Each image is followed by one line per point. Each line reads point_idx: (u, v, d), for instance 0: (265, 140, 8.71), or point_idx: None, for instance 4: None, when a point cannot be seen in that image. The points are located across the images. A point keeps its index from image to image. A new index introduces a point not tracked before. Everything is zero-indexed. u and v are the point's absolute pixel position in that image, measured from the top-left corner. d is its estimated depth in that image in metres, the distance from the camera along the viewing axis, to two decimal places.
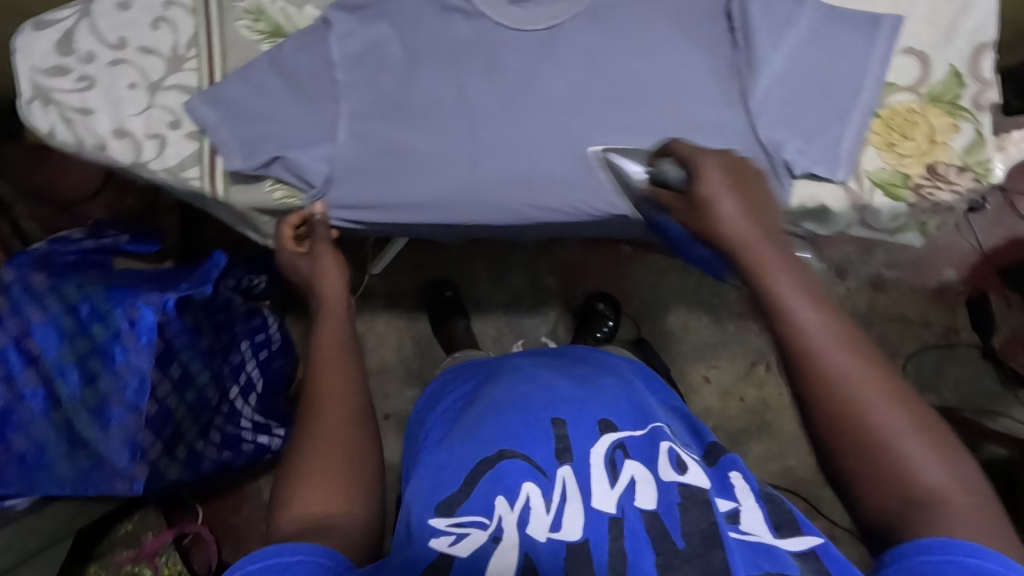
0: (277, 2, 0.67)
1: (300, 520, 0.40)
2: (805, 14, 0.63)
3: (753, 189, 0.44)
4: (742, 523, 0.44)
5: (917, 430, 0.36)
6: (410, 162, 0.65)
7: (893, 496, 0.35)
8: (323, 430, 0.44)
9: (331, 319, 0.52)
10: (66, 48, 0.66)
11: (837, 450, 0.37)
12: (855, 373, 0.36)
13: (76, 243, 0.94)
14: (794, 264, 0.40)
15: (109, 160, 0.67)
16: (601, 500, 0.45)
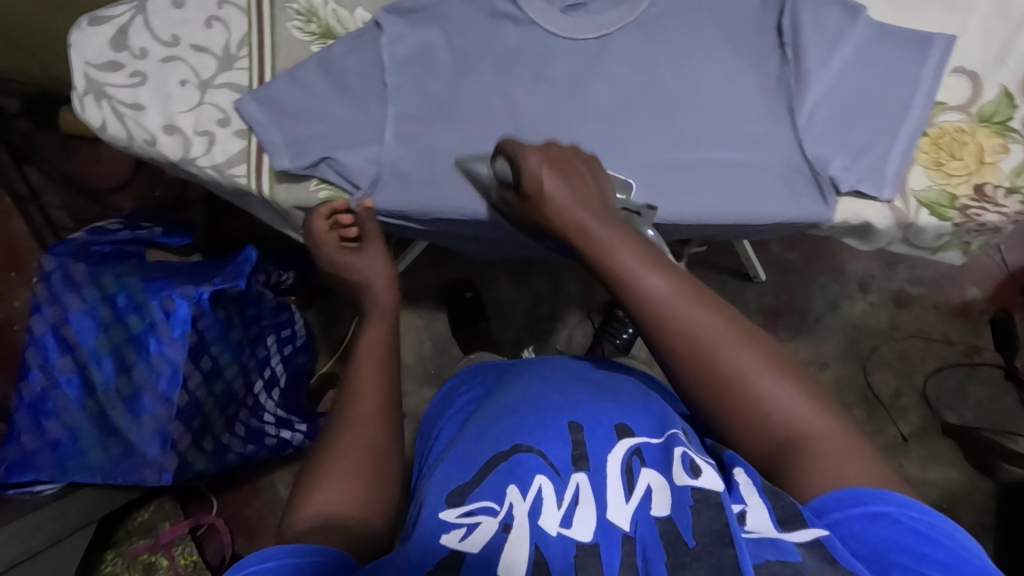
0: (329, 4, 0.68)
1: (314, 514, 0.41)
2: (857, 29, 0.62)
3: (574, 171, 0.53)
4: (749, 523, 0.37)
5: (760, 370, 0.43)
6: (456, 166, 0.65)
7: (764, 434, 0.42)
8: (356, 428, 0.46)
9: (380, 329, 0.55)
10: (121, 44, 0.68)
11: (704, 399, 0.44)
12: (689, 324, 0.44)
13: (111, 234, 0.96)
14: (631, 242, 0.48)
15: (158, 156, 0.68)
16: (615, 509, 0.40)
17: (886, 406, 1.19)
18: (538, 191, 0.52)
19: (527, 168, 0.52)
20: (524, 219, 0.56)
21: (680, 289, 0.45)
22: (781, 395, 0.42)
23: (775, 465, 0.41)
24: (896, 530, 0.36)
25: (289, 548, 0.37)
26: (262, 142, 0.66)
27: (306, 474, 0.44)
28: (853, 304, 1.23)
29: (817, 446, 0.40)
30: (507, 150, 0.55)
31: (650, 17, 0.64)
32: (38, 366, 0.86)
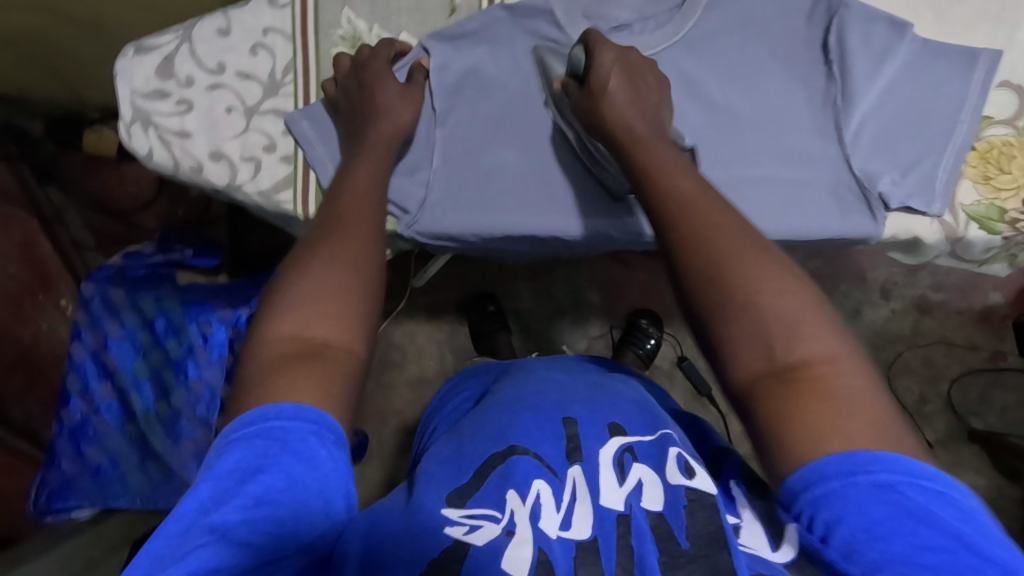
0: (374, 29, 0.68)
1: (289, 332, 0.42)
2: (904, 44, 0.63)
3: (636, 72, 0.57)
4: (744, 537, 0.41)
5: (775, 290, 0.41)
6: (499, 183, 0.67)
7: (762, 352, 0.40)
8: (338, 254, 0.46)
9: (348, 207, 0.50)
10: (166, 72, 0.68)
11: (705, 302, 0.42)
12: (706, 225, 0.44)
13: (148, 259, 0.96)
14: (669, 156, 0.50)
15: (204, 183, 0.69)
16: (608, 497, 0.44)
17: (911, 413, 1.19)
18: (602, 83, 0.55)
19: (601, 61, 0.56)
20: (579, 117, 0.58)
21: (706, 194, 0.46)
22: (790, 309, 0.40)
23: (765, 384, 0.39)
24: (902, 500, 0.35)
25: (275, 405, 0.38)
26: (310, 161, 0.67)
27: (280, 289, 0.44)
28: (876, 311, 1.22)
29: (821, 377, 0.38)
30: (591, 41, 0.58)
31: (695, 37, 0.65)
32: (78, 393, 0.86)
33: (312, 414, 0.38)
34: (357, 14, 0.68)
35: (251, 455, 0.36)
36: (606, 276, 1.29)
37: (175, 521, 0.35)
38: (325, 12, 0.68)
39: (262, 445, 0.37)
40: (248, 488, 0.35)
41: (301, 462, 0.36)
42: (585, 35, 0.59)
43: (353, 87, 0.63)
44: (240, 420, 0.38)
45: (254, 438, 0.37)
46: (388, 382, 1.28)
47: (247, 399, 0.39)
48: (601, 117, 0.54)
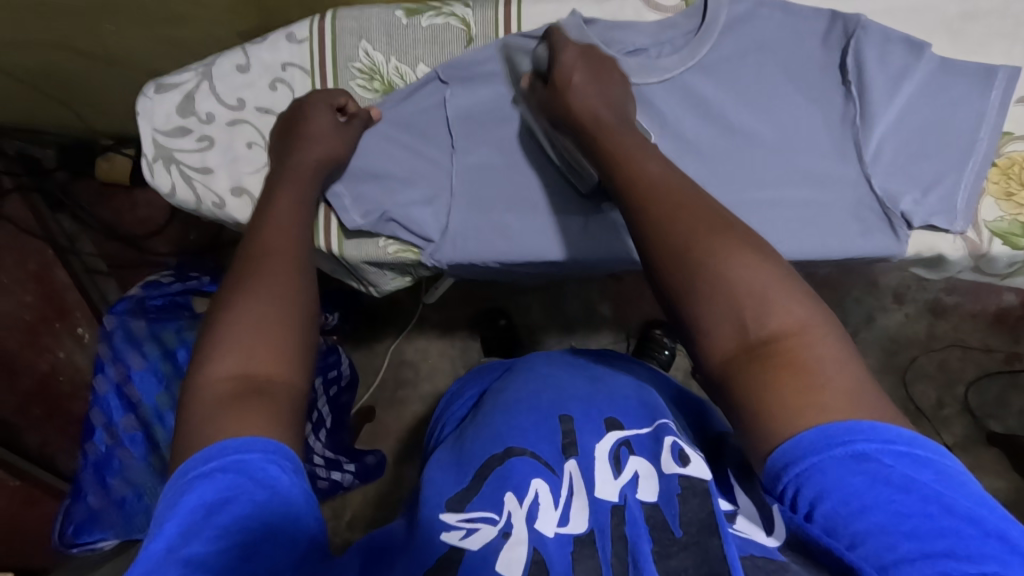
0: (391, 61, 0.68)
1: (227, 372, 0.41)
2: (920, 65, 0.63)
3: (602, 66, 0.60)
4: (737, 523, 0.40)
5: (747, 267, 0.41)
6: (515, 206, 0.67)
7: (731, 329, 0.39)
8: (271, 283, 0.46)
9: (275, 235, 0.51)
10: (188, 110, 0.69)
11: (679, 286, 0.42)
12: (667, 211, 0.45)
13: (165, 287, 0.90)
14: (641, 144, 0.52)
15: (225, 218, 0.70)
16: (603, 489, 0.44)
17: (928, 417, 1.19)
18: (566, 80, 0.58)
19: (565, 59, 0.59)
20: (544, 110, 0.61)
21: (666, 180, 0.47)
22: (757, 286, 0.40)
23: (737, 364, 0.38)
24: (880, 469, 0.33)
25: (230, 440, 0.37)
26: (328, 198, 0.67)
27: (212, 328, 0.44)
28: (890, 316, 1.22)
29: (792, 350, 0.37)
30: (553, 39, 0.61)
31: (711, 62, 0.66)
32: (102, 426, 0.87)
33: (266, 442, 0.38)
34: (374, 47, 0.68)
35: (212, 489, 0.35)
36: (617, 287, 1.29)
37: (138, 567, 0.34)
38: (342, 45, 0.68)
39: (224, 478, 0.36)
40: (216, 520, 0.34)
41: (263, 486, 0.36)
42: (551, 33, 0.62)
43: (291, 120, 0.64)
44: (193, 460, 0.37)
45: (215, 472, 0.36)
46: (402, 398, 1.28)
47: (191, 444, 0.38)
48: (567, 108, 0.57)
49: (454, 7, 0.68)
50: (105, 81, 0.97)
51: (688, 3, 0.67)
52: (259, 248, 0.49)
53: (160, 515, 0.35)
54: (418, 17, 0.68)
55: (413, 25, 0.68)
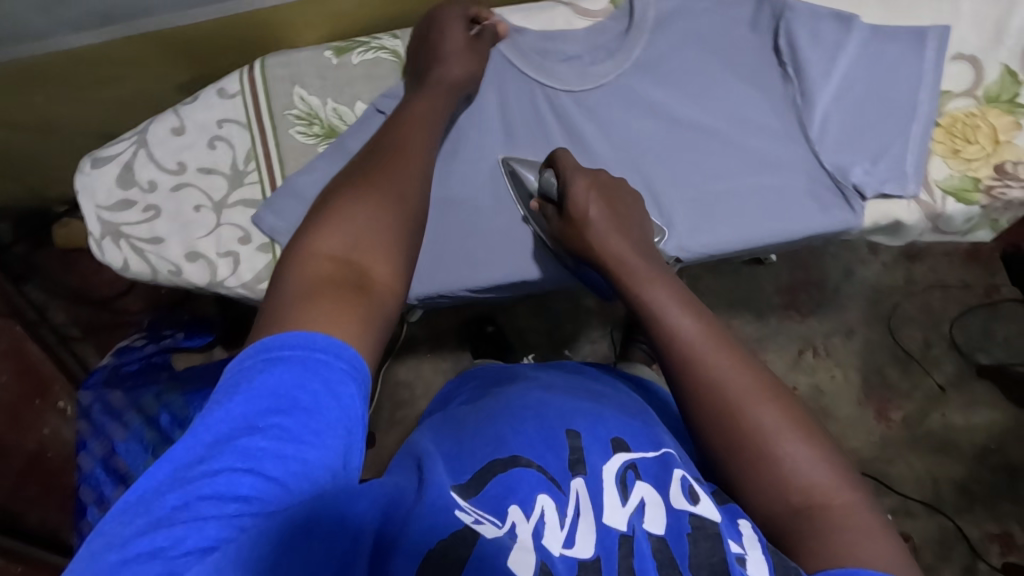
0: (328, 103, 0.67)
1: (332, 251, 0.43)
2: (853, 36, 0.63)
3: (615, 198, 0.59)
4: (750, 568, 0.39)
5: (787, 427, 0.45)
6: (481, 233, 0.66)
7: (778, 495, 0.43)
8: (393, 185, 0.48)
9: (411, 137, 0.53)
10: (128, 181, 0.67)
11: (728, 446, 0.45)
12: (712, 370, 0.47)
13: (139, 350, 0.95)
14: (667, 283, 0.52)
15: (185, 284, 0.68)
16: (610, 516, 0.41)
17: (918, 359, 1.20)
18: (583, 215, 0.57)
19: (577, 194, 0.57)
20: (559, 239, 0.61)
21: (708, 337, 0.49)
22: (802, 461, 0.44)
23: (787, 526, 0.43)
24: None
25: (319, 333, 0.38)
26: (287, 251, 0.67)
27: (334, 205, 0.46)
28: (867, 268, 1.23)
29: (834, 519, 0.42)
30: (562, 165, 0.60)
31: (647, 60, 0.66)
32: (94, 502, 0.86)
33: (351, 354, 0.38)
34: (309, 91, 0.67)
35: (291, 381, 0.36)
36: None
37: (201, 435, 0.34)
38: (276, 94, 0.67)
39: (304, 375, 0.36)
40: (281, 421, 0.34)
41: (338, 404, 0.36)
42: (556, 158, 0.61)
43: (428, 27, 0.63)
44: (278, 338, 0.37)
45: (296, 362, 0.36)
46: (401, 419, 1.27)
47: (278, 314, 0.39)
48: (587, 246, 0.57)
49: (383, 41, 0.67)
50: (44, 152, 0.95)
51: (615, 5, 0.67)
52: (392, 147, 0.51)
53: (234, 386, 0.36)
54: (348, 55, 0.67)
55: (344, 64, 0.67)
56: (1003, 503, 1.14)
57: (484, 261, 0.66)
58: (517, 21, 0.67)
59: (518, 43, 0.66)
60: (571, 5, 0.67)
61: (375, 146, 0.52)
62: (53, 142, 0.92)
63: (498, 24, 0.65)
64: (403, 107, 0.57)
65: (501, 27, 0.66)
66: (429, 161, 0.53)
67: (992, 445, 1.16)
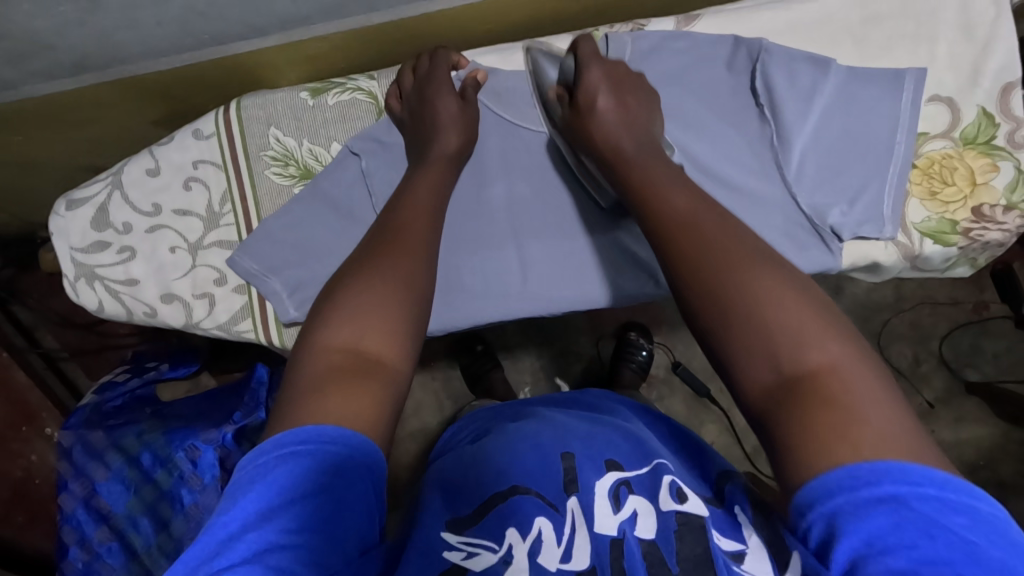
0: (303, 144, 0.67)
1: (343, 342, 0.45)
2: (828, 79, 0.63)
3: (627, 87, 0.60)
4: (747, 564, 0.41)
5: (782, 295, 0.43)
6: (470, 273, 0.66)
7: (765, 361, 0.41)
8: (401, 261, 0.51)
9: (411, 208, 0.56)
10: (103, 223, 0.67)
11: (715, 317, 0.44)
12: (702, 240, 0.47)
13: (124, 385, 0.95)
14: (666, 172, 0.54)
15: (160, 324, 0.68)
16: (602, 524, 0.44)
17: (907, 376, 1.20)
18: (591, 105, 0.59)
19: (590, 80, 0.59)
20: (566, 129, 0.62)
21: (705, 215, 0.49)
22: (792, 321, 0.42)
23: (776, 397, 0.40)
24: (909, 515, 0.33)
25: (331, 424, 0.40)
26: (263, 292, 0.66)
27: (345, 291, 0.49)
28: (857, 284, 1.22)
29: (827, 381, 0.39)
30: (581, 51, 0.61)
31: None
32: (77, 543, 0.85)
33: (363, 441, 0.40)
34: (284, 132, 0.67)
35: (303, 474, 0.38)
36: None
37: (215, 532, 0.37)
38: (251, 134, 0.66)
39: (315, 468, 0.38)
40: (293, 513, 0.37)
41: (341, 483, 0.39)
42: (579, 45, 0.62)
43: (417, 94, 0.63)
44: (292, 433, 0.39)
45: (308, 455, 0.39)
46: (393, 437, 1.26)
47: (293, 411, 0.41)
48: (591, 133, 0.59)
49: (359, 82, 0.67)
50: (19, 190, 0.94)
51: None
52: (399, 224, 0.54)
53: (247, 481, 0.38)
54: (324, 95, 0.66)
55: (320, 105, 0.66)
56: None
57: (469, 302, 0.66)
58: (491, 63, 0.67)
59: (495, 87, 0.66)
60: (547, 45, 0.67)
61: (382, 228, 0.54)
62: (33, 177, 0.92)
63: (475, 72, 0.65)
64: (407, 183, 0.59)
65: (478, 74, 0.65)
66: (435, 229, 0.56)
67: (981, 462, 1.16)
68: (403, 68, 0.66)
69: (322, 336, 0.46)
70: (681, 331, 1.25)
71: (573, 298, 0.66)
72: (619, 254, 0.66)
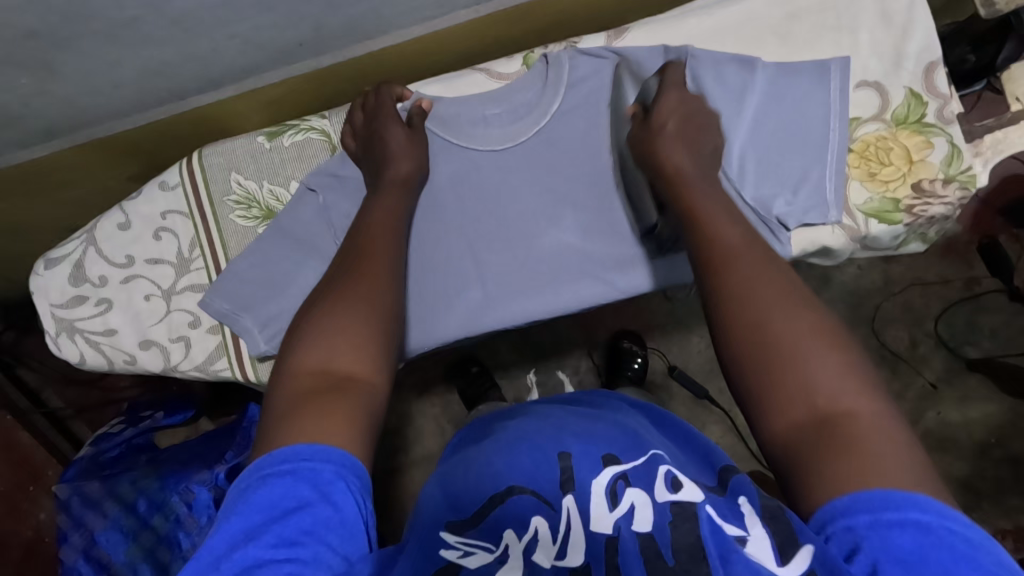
0: (264, 186, 0.70)
1: (314, 365, 0.46)
2: (757, 77, 0.65)
3: (696, 119, 0.62)
4: (749, 547, 0.38)
5: (822, 340, 0.44)
6: (442, 289, 0.69)
7: (801, 403, 0.42)
8: (365, 284, 0.52)
9: (374, 235, 0.58)
10: (80, 277, 0.70)
11: (750, 355, 0.45)
12: (746, 280, 0.48)
13: (120, 435, 0.97)
14: (713, 202, 0.55)
15: (141, 371, 0.71)
16: (597, 521, 0.41)
17: (905, 359, 1.18)
18: (659, 125, 0.61)
19: (665, 102, 0.61)
20: (632, 146, 0.63)
21: (751, 245, 0.51)
22: (829, 376, 0.42)
23: (805, 436, 0.41)
24: (929, 540, 0.35)
25: (304, 442, 0.41)
26: (237, 330, 0.69)
27: (311, 319, 0.50)
28: (843, 272, 1.21)
29: (855, 428, 0.40)
30: (669, 75, 0.63)
31: (562, 112, 0.68)
32: None
33: (338, 455, 0.41)
34: (245, 176, 0.70)
35: (284, 492, 0.39)
36: None
37: (206, 554, 0.38)
38: (214, 181, 0.69)
39: (293, 484, 0.40)
40: (278, 528, 0.38)
41: (324, 499, 0.39)
42: (666, 69, 0.64)
43: (368, 126, 0.66)
44: (270, 457, 0.41)
45: (288, 474, 0.40)
46: (397, 467, 1.25)
47: (270, 436, 0.43)
48: (653, 152, 0.60)
49: (312, 121, 0.70)
50: (5, 263, 0.98)
51: (527, 66, 0.70)
52: (362, 248, 0.56)
53: (233, 504, 0.40)
54: (280, 138, 0.70)
55: (277, 147, 0.70)
56: (1009, 497, 1.12)
57: (445, 319, 0.69)
58: (435, 92, 0.70)
59: (442, 114, 0.69)
60: (486, 70, 0.70)
61: (345, 253, 0.56)
62: (19, 249, 0.95)
63: (420, 102, 0.68)
64: (364, 211, 0.61)
65: (424, 103, 0.69)
66: (398, 250, 0.58)
67: (992, 440, 1.14)
68: (353, 106, 0.69)
69: (292, 363, 0.47)
70: (674, 335, 1.25)
71: (542, 306, 0.69)
72: (580, 259, 0.69)
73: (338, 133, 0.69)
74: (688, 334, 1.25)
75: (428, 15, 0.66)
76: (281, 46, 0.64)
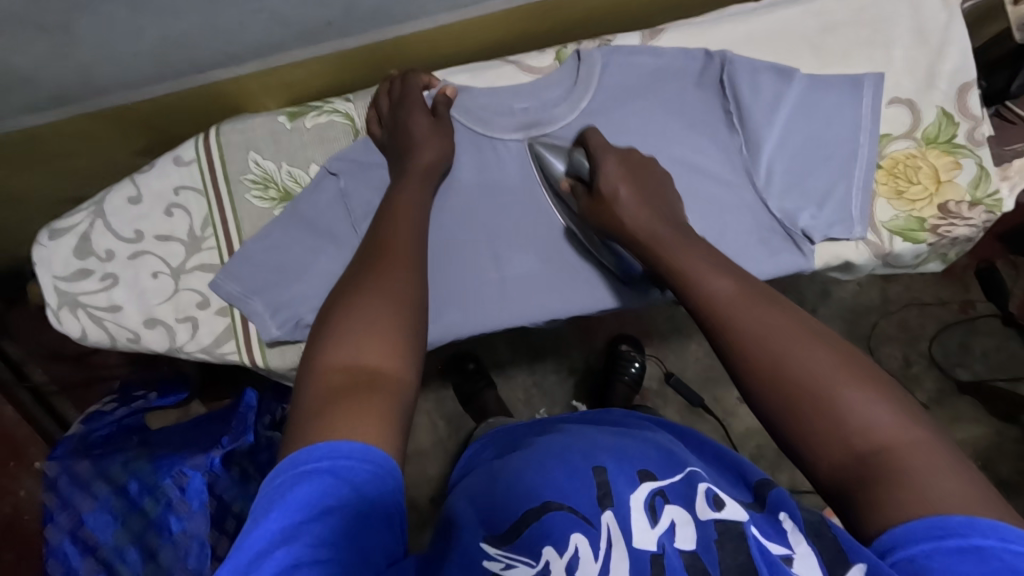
0: (282, 167, 0.68)
1: (341, 361, 0.45)
2: (792, 87, 0.65)
3: (644, 177, 0.62)
4: (797, 569, 0.38)
5: (841, 372, 0.45)
6: (460, 285, 0.67)
7: (839, 442, 0.43)
8: (392, 278, 0.51)
9: (402, 228, 0.56)
10: (85, 251, 0.68)
11: (784, 408, 0.46)
12: (755, 335, 0.49)
13: (110, 414, 0.95)
14: (704, 254, 0.55)
15: (144, 350, 0.69)
16: (641, 538, 0.40)
17: (900, 379, 1.19)
18: (613, 195, 0.60)
19: (608, 171, 0.61)
20: (590, 218, 0.64)
21: (746, 295, 0.51)
22: (864, 412, 0.43)
23: (852, 474, 0.42)
24: (995, 565, 0.35)
25: (341, 440, 0.40)
26: (248, 316, 0.67)
27: (339, 314, 0.48)
28: (844, 288, 1.22)
29: (900, 461, 0.40)
30: (592, 144, 0.63)
31: (593, 110, 0.67)
32: None
33: (376, 455, 0.40)
34: (263, 155, 0.68)
35: (322, 491, 0.38)
36: None
37: (243, 551, 0.37)
38: (230, 160, 0.67)
39: (332, 484, 0.38)
40: (315, 528, 0.36)
41: (361, 498, 0.38)
42: (586, 139, 0.64)
43: (396, 113, 0.65)
44: (307, 453, 0.39)
45: (325, 472, 0.38)
46: None
47: (302, 433, 0.41)
48: (615, 223, 0.60)
49: (336, 104, 0.68)
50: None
51: (559, 61, 0.69)
52: (384, 242, 0.54)
53: (269, 501, 0.38)
54: (301, 119, 0.68)
55: (297, 128, 0.68)
56: None
57: (462, 316, 0.67)
58: (462, 81, 0.69)
59: (468, 104, 0.68)
60: (517, 62, 0.69)
61: (369, 246, 0.55)
62: (16, 218, 0.92)
63: (445, 89, 0.67)
64: (388, 198, 0.60)
65: (450, 90, 0.67)
66: (422, 243, 0.56)
67: (981, 462, 1.16)
68: (379, 91, 0.67)
69: (321, 359, 0.46)
70: (673, 342, 1.25)
71: (559, 307, 0.68)
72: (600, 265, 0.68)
73: (362, 118, 0.68)
74: (687, 342, 1.25)
75: (461, 2, 0.65)
76: (309, 24, 0.62)
